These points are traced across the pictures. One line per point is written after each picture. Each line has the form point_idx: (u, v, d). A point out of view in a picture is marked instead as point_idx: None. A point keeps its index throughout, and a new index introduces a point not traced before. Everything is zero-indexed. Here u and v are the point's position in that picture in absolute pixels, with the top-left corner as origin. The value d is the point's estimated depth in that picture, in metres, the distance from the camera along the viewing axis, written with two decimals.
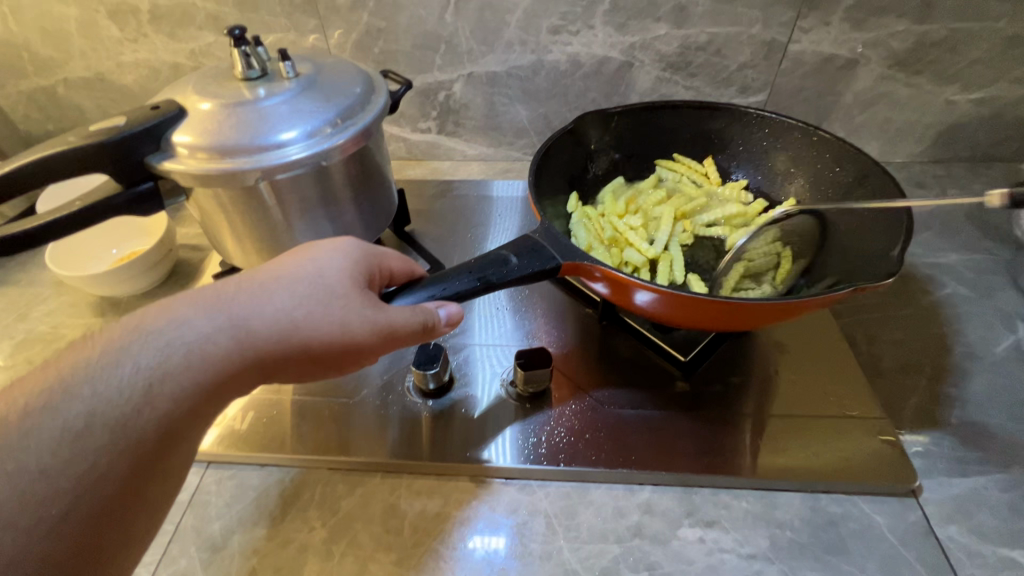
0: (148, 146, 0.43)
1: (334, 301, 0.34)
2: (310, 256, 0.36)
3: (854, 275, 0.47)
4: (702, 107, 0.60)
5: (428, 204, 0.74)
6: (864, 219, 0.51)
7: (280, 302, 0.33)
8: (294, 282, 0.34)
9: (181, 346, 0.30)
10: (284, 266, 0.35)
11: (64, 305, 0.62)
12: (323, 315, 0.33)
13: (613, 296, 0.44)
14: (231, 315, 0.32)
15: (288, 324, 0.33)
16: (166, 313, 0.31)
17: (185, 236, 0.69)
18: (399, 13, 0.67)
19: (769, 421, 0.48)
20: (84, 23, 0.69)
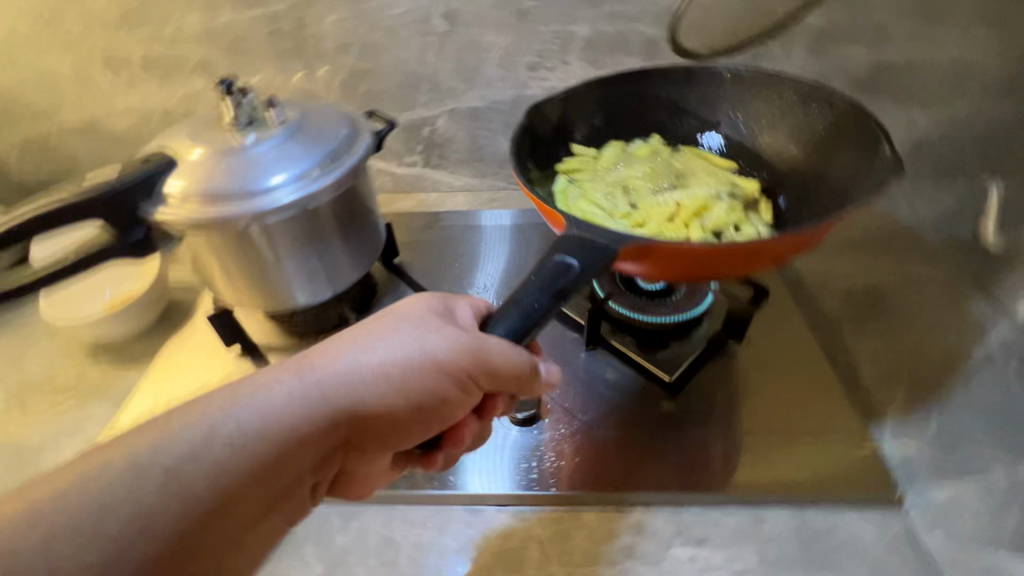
0: (142, 195, 0.44)
1: (432, 369, 0.36)
2: (399, 322, 0.38)
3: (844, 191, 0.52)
4: (639, 73, 0.62)
5: (417, 235, 0.75)
6: (834, 137, 0.56)
7: (381, 367, 0.35)
8: (393, 352, 0.36)
9: (284, 403, 0.32)
10: (378, 337, 0.37)
11: (58, 350, 0.63)
12: (421, 380, 0.36)
13: (665, 272, 0.45)
14: (328, 381, 0.34)
15: (384, 389, 0.35)
16: (275, 375, 0.33)
17: (178, 277, 0.70)
18: (382, 55, 0.70)
19: (753, 437, 0.49)
20: (78, 74, 0.71)
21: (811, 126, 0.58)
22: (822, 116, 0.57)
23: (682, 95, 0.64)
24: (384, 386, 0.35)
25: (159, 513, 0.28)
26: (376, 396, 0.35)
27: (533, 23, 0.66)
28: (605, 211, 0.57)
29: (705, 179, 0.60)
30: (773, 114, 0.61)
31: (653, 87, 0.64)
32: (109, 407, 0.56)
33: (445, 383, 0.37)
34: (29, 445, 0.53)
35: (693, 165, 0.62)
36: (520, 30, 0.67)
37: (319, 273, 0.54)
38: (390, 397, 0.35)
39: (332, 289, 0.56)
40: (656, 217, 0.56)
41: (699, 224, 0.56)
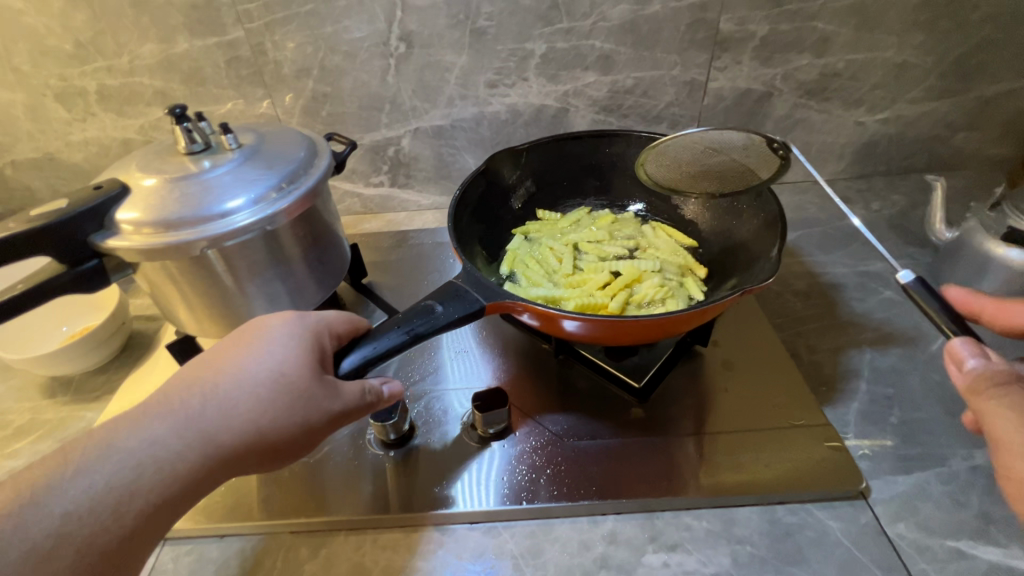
0: (91, 225, 0.44)
1: (291, 398, 0.36)
2: (260, 348, 0.37)
3: (745, 276, 0.51)
4: (600, 134, 0.61)
5: (385, 255, 0.75)
6: (751, 221, 0.54)
7: (243, 400, 0.35)
8: (251, 386, 0.36)
9: (150, 450, 0.33)
10: (239, 365, 0.36)
11: (13, 389, 0.60)
12: (286, 410, 0.36)
13: (543, 325, 0.47)
14: (191, 421, 0.35)
15: (248, 422, 0.35)
16: (144, 416, 0.35)
17: (140, 307, 0.69)
18: (342, 78, 0.70)
19: (720, 438, 0.49)
20: (31, 107, 0.70)
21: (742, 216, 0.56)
22: (746, 205, 0.55)
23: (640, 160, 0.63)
24: (248, 418, 0.35)
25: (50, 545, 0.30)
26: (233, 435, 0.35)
27: (490, 41, 0.67)
28: (546, 271, 0.56)
29: (660, 252, 0.58)
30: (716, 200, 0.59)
31: (613, 148, 0.63)
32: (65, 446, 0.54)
33: (307, 412, 0.36)
34: None
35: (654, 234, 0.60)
36: (477, 48, 0.68)
37: (282, 297, 0.54)
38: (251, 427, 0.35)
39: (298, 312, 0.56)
40: (587, 283, 0.54)
41: (626, 295, 0.52)
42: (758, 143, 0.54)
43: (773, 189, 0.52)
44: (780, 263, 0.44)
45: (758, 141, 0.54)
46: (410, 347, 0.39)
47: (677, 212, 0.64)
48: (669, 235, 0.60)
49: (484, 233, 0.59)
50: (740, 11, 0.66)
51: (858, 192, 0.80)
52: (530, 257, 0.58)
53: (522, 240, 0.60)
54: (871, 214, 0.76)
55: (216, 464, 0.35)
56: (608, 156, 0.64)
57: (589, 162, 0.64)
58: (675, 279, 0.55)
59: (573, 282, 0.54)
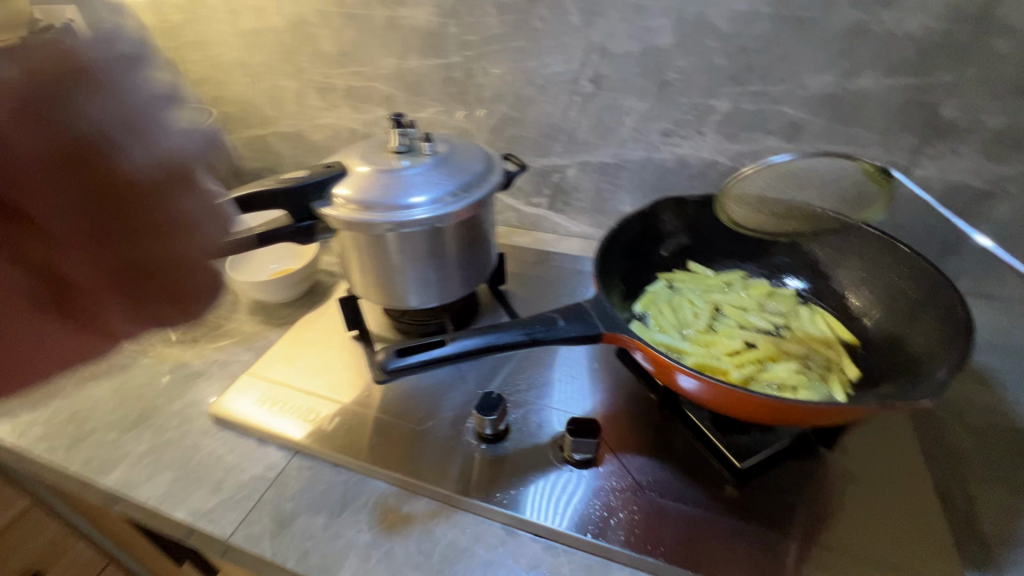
0: (314, 194, 0.56)
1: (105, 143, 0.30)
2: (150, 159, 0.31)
3: (901, 390, 0.44)
4: None
5: (525, 269, 0.81)
6: (935, 337, 0.46)
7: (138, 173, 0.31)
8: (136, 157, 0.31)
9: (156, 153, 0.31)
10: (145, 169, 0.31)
11: (230, 301, 0.79)
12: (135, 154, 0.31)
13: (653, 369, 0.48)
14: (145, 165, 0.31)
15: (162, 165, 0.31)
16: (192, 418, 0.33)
17: (326, 263, 0.84)
18: (530, 107, 0.78)
19: (819, 553, 0.45)
20: (298, 94, 0.91)
21: (922, 327, 0.48)
22: (931, 317, 0.48)
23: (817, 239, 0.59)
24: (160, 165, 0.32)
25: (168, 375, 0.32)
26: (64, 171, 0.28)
27: (674, 93, 0.70)
28: (678, 321, 0.56)
29: (809, 339, 0.53)
30: (895, 301, 0.52)
31: None
32: (250, 355, 0.69)
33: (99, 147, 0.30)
34: (193, 368, 0.67)
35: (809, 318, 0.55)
36: (660, 97, 0.71)
37: (432, 284, 0.62)
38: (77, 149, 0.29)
39: (440, 299, 0.64)
40: (716, 345, 0.52)
41: (753, 370, 0.50)
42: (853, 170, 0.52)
43: (969, 306, 0.44)
44: (946, 387, 0.38)
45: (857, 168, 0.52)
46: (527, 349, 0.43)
47: (843, 300, 0.57)
48: (826, 324, 0.55)
49: (629, 270, 0.60)
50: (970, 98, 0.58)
51: None
52: (666, 304, 0.58)
53: (665, 286, 0.60)
54: None
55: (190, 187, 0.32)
56: None
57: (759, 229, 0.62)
58: (819, 371, 0.50)
59: (702, 339, 0.53)
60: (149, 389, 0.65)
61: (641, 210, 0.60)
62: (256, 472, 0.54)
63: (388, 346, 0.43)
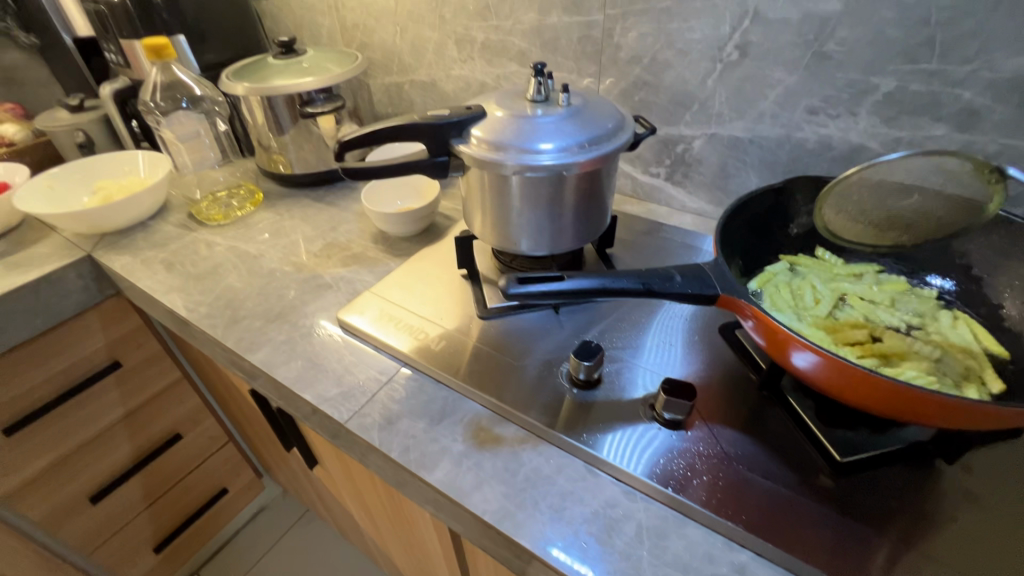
0: (453, 132, 0.60)
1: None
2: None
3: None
4: None
5: (634, 236, 0.81)
6: None
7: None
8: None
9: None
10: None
11: (359, 229, 0.87)
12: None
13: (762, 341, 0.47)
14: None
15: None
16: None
17: (444, 206, 0.90)
18: (666, 72, 0.76)
19: (918, 561, 0.42)
20: (439, 44, 0.96)
21: None
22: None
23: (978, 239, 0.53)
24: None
25: None
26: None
27: (831, 66, 0.64)
28: (796, 304, 0.54)
29: (947, 342, 0.49)
30: None
31: None
32: (373, 277, 0.76)
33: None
34: (324, 281, 0.76)
35: (950, 321, 0.50)
36: (813, 71, 0.66)
37: (545, 232, 0.64)
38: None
39: (550, 249, 0.66)
40: (836, 332, 0.50)
41: (874, 362, 0.47)
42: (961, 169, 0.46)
43: None
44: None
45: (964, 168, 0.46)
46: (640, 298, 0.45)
47: (997, 309, 0.52)
48: (971, 331, 0.50)
49: (750, 245, 0.59)
50: None
51: None
52: (785, 285, 0.56)
53: (786, 267, 0.58)
54: None
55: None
56: None
57: None
58: (953, 375, 0.46)
59: (820, 323, 0.51)
60: (289, 293, 0.74)
61: (774, 185, 0.57)
62: (371, 375, 0.61)
63: (510, 274, 0.46)
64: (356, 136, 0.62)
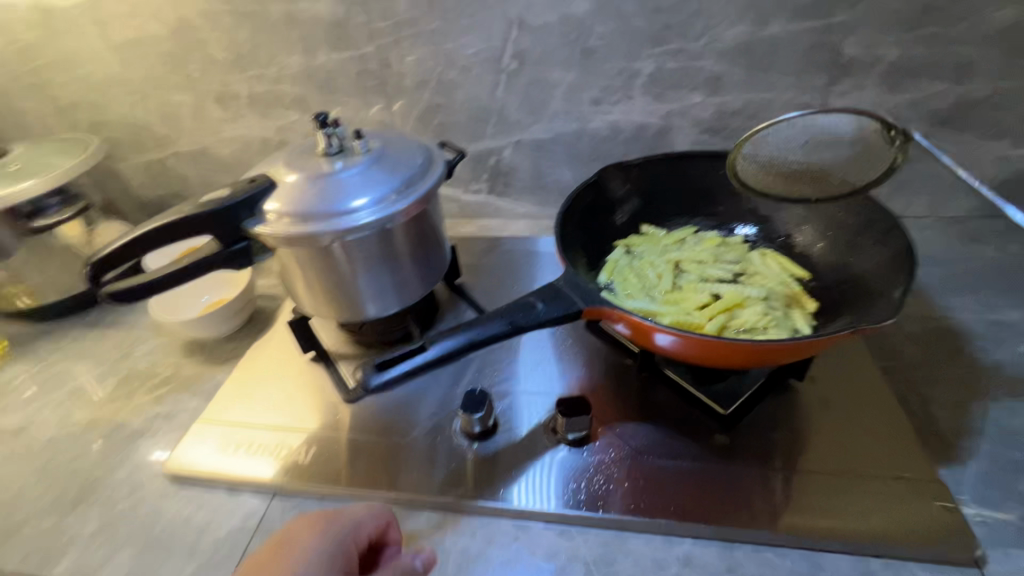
0: (244, 213, 0.50)
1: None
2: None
3: (860, 315, 0.47)
4: (717, 156, 0.61)
5: (478, 258, 0.79)
6: (879, 259, 0.50)
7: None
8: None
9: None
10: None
11: (160, 346, 0.70)
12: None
13: (633, 335, 0.48)
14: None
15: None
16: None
17: (264, 286, 0.77)
18: (456, 91, 0.75)
19: (810, 478, 0.47)
20: (195, 107, 0.82)
21: (864, 253, 0.52)
22: (872, 243, 0.51)
23: None
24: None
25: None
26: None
27: (599, 60, 0.69)
28: (644, 284, 0.57)
29: (767, 280, 0.56)
30: (834, 232, 0.56)
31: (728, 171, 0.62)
32: (198, 400, 0.62)
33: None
34: (132, 428, 0.60)
35: (762, 260, 0.58)
36: (586, 66, 0.70)
37: (388, 289, 0.59)
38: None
39: (400, 304, 0.61)
40: (685, 301, 0.54)
41: (725, 319, 0.51)
42: (869, 129, 0.48)
43: (906, 227, 0.48)
44: (902, 305, 0.41)
45: (871, 127, 0.48)
46: (511, 338, 0.42)
47: (788, 239, 0.60)
48: (779, 264, 0.57)
49: (588, 242, 0.60)
50: (867, 35, 0.63)
51: (993, 233, 0.73)
52: (629, 269, 0.58)
53: (623, 252, 0.60)
54: (1008, 258, 0.69)
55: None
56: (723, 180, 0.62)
57: (701, 184, 0.63)
58: (782, 309, 0.52)
59: (670, 298, 0.54)
60: (84, 462, 0.57)
61: (589, 180, 0.59)
62: (234, 526, 0.49)
63: (365, 363, 0.40)
64: (115, 249, 0.49)
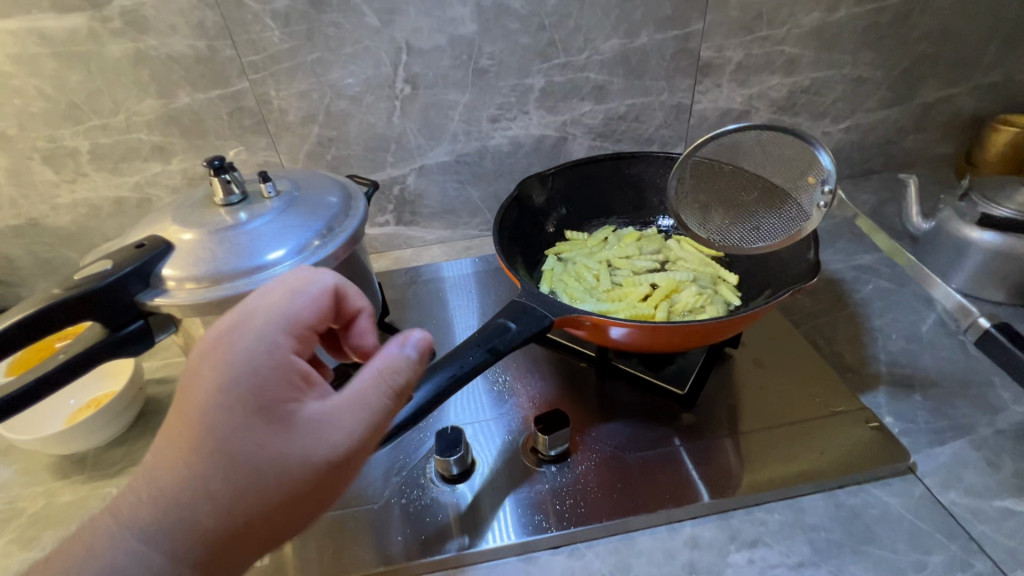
0: (136, 285, 0.42)
1: (268, 470, 0.30)
2: (203, 423, 0.29)
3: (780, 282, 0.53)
4: (622, 157, 0.65)
5: (401, 292, 0.75)
6: None
7: (214, 496, 0.30)
8: (243, 353, 0.31)
9: (230, 451, 0.29)
10: (185, 451, 0.30)
11: (18, 474, 0.55)
12: (271, 490, 0.30)
13: (597, 337, 0.49)
14: (234, 450, 0.30)
15: (223, 521, 0.30)
16: (101, 542, 0.30)
17: (149, 371, 0.65)
18: (348, 122, 0.71)
19: (769, 433, 0.52)
20: (14, 171, 0.67)
21: None
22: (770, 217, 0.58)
23: (659, 178, 0.66)
24: (228, 519, 0.30)
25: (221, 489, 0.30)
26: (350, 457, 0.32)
27: (492, 78, 0.70)
28: (585, 287, 0.58)
29: (689, 264, 0.61)
30: None
31: (634, 170, 0.66)
32: None
33: (297, 474, 0.30)
34: None
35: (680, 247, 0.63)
36: (479, 86, 0.71)
37: None
38: (307, 479, 0.31)
39: None
40: (629, 295, 0.56)
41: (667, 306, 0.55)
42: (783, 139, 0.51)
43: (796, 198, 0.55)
44: (819, 266, 0.47)
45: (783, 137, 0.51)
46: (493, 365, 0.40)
47: None
48: (694, 247, 0.63)
49: (523, 255, 0.60)
50: (717, 39, 0.72)
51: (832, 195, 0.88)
52: (567, 275, 0.59)
53: (556, 260, 0.62)
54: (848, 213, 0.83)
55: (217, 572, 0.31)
56: (630, 178, 0.67)
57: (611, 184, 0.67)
58: (710, 288, 0.57)
59: (613, 296, 0.56)
60: None
61: (514, 195, 0.59)
62: None
63: None
64: None
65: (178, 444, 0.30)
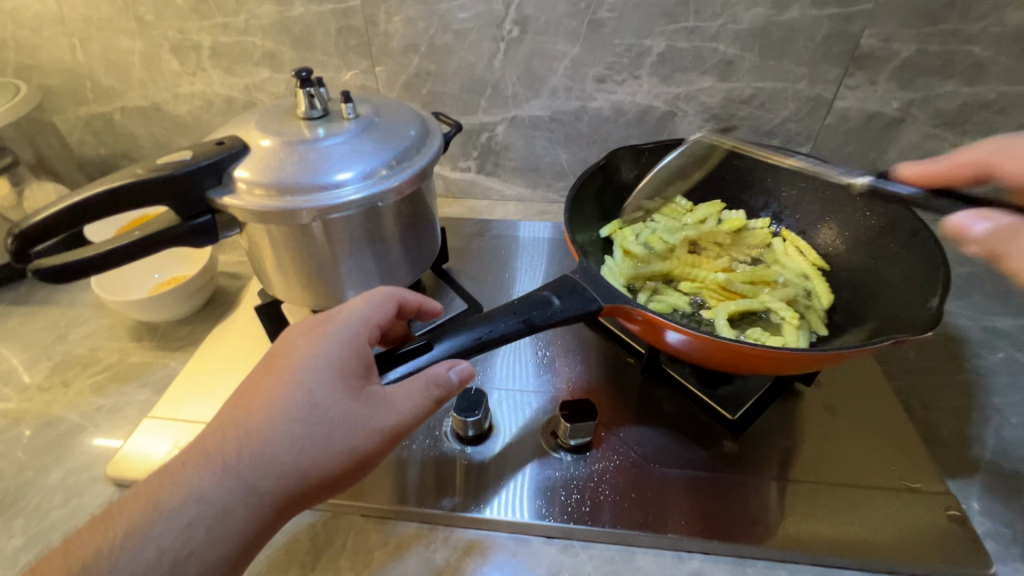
0: (209, 180, 0.43)
1: (332, 429, 0.33)
2: (292, 378, 0.35)
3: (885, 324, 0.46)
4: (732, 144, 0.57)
5: (465, 242, 0.74)
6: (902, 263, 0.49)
7: (283, 443, 0.33)
8: (336, 329, 0.37)
9: (307, 406, 0.34)
10: (268, 399, 0.34)
11: (104, 328, 0.62)
12: (328, 445, 0.33)
13: (646, 334, 0.44)
14: (315, 404, 0.34)
15: (286, 466, 0.33)
16: (183, 469, 0.34)
17: (226, 264, 0.70)
18: (449, 57, 0.68)
19: (821, 490, 0.45)
20: (147, 56, 0.72)
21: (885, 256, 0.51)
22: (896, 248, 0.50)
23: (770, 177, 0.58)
24: (290, 463, 0.33)
25: (276, 453, 0.33)
26: (395, 441, 0.36)
27: (607, 34, 0.64)
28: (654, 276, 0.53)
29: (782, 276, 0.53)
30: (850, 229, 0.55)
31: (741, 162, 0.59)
32: (148, 392, 0.55)
33: (353, 438, 0.34)
34: (68, 422, 0.52)
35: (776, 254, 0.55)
36: (592, 40, 0.65)
37: (374, 275, 0.53)
38: (361, 443, 0.34)
39: None
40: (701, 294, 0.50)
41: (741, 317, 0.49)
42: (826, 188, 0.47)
43: (933, 230, 0.47)
44: (941, 316, 0.39)
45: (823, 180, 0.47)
46: (524, 337, 0.38)
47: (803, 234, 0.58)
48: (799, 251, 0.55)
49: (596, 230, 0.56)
50: (886, 26, 0.60)
51: None
52: None
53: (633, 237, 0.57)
54: None
55: (270, 519, 0.34)
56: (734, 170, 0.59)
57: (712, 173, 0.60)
58: (782, 315, 0.49)
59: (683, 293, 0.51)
60: (7, 462, 0.49)
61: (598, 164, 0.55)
62: None
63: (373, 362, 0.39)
64: (45, 219, 0.41)
65: (257, 398, 0.35)
